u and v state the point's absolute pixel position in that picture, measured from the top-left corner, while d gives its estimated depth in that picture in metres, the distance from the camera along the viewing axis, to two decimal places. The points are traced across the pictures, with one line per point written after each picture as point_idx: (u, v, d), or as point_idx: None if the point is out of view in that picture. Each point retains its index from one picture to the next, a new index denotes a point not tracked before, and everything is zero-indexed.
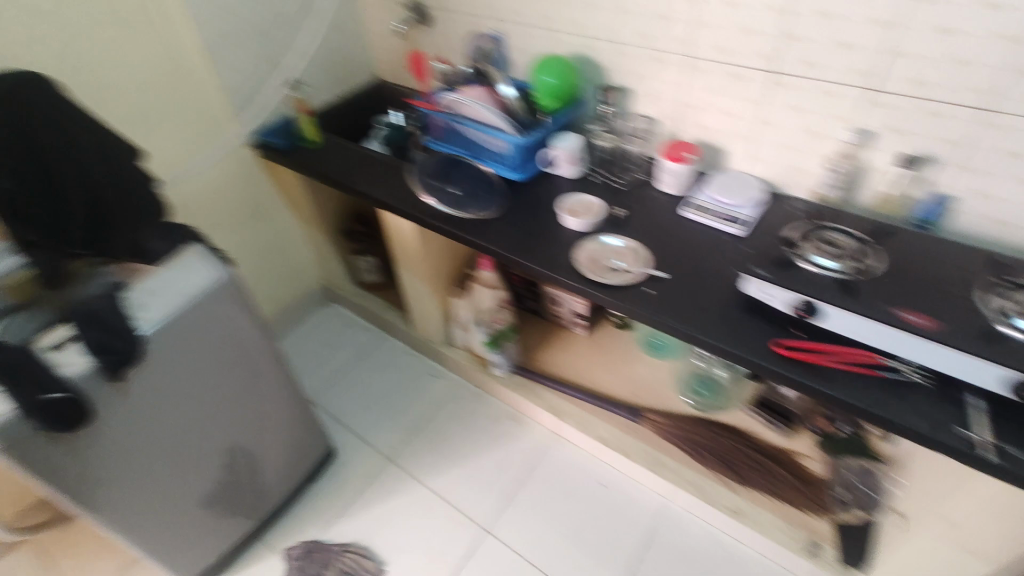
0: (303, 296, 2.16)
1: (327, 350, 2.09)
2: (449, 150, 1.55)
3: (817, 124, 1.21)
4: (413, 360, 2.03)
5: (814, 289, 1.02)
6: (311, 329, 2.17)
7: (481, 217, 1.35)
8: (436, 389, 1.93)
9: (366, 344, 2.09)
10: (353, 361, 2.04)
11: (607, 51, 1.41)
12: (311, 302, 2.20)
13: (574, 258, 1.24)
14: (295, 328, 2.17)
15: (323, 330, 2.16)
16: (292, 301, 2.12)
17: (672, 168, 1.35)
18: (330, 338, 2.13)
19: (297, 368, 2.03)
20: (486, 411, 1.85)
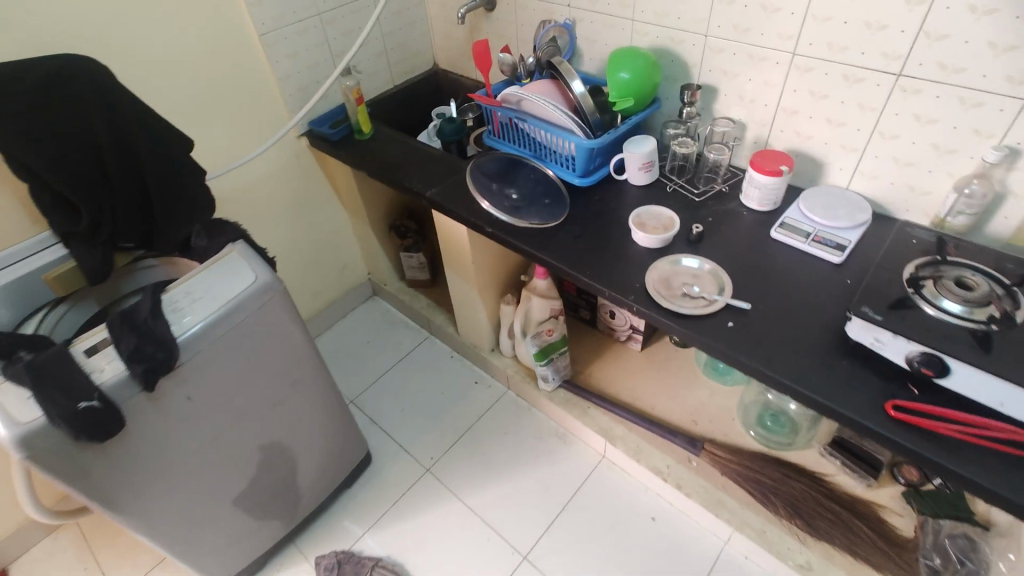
0: (348, 291, 2.11)
1: (368, 348, 2.04)
2: (510, 148, 1.44)
3: (943, 137, 1.04)
4: (454, 364, 1.95)
5: (937, 338, 0.86)
6: (353, 325, 2.12)
7: (541, 226, 1.23)
8: (478, 398, 1.85)
9: (408, 345, 2.03)
10: (393, 361, 1.98)
11: (693, 45, 1.26)
12: (356, 297, 2.15)
13: (647, 280, 1.10)
14: (337, 323, 2.12)
15: (365, 327, 2.11)
16: (336, 295, 2.07)
17: (760, 181, 1.19)
18: (371, 336, 2.07)
19: (337, 365, 1.98)
20: (530, 426, 1.75)
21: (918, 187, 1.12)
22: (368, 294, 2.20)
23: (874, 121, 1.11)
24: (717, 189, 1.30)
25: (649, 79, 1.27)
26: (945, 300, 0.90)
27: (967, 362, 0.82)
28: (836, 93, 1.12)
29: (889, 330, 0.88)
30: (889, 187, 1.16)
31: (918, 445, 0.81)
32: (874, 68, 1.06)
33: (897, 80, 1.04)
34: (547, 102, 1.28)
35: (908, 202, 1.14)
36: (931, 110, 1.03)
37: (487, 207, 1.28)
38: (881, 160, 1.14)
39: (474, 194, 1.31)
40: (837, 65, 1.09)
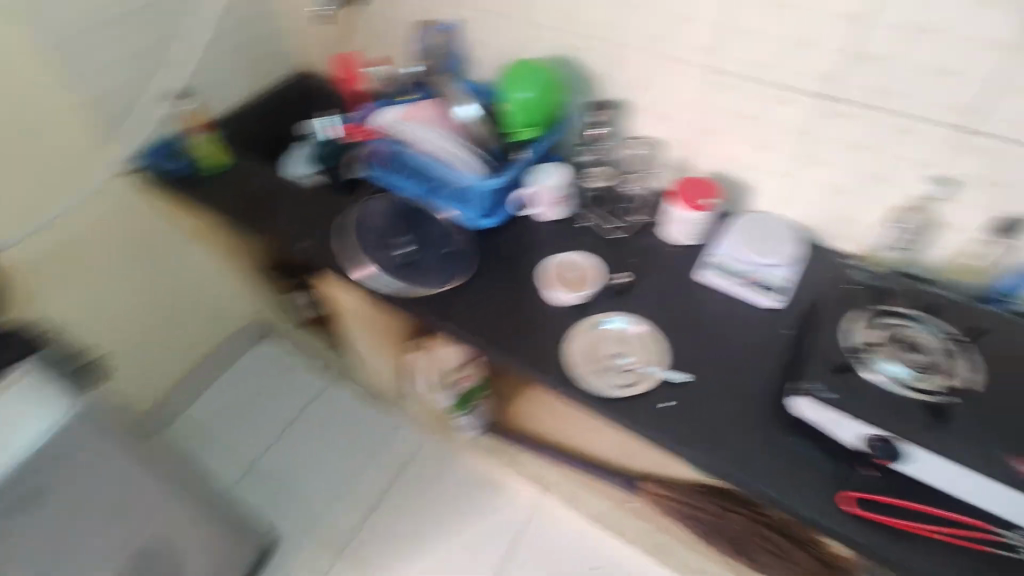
0: (227, 336, 1.78)
1: (260, 402, 1.74)
2: (391, 180, 1.17)
3: (879, 165, 0.93)
4: (365, 412, 1.72)
5: (895, 417, 0.76)
6: (239, 376, 1.80)
7: (443, 290, 1.03)
8: (394, 450, 1.64)
9: (309, 394, 1.76)
10: (293, 417, 1.72)
11: (601, 54, 1.07)
12: (240, 343, 1.83)
13: (567, 355, 0.94)
14: (220, 377, 1.79)
15: (255, 377, 1.79)
16: (212, 344, 1.75)
17: (687, 217, 1.05)
18: (263, 387, 1.78)
19: (224, 428, 1.69)
20: (455, 477, 1.58)
21: (851, 215, 1.02)
22: (256, 336, 1.86)
23: (803, 145, 0.98)
24: (639, 221, 1.14)
25: (555, 99, 1.08)
26: (892, 367, 0.81)
27: (927, 447, 0.73)
28: (764, 113, 0.98)
29: (846, 411, 0.77)
30: (821, 214, 1.05)
31: (883, 547, 0.73)
32: (804, 88, 0.92)
33: (829, 103, 0.91)
34: (433, 132, 1.07)
35: (841, 230, 1.04)
36: (865, 135, 0.92)
37: (369, 280, 1.04)
38: (812, 186, 1.02)
39: (351, 264, 1.07)
40: (764, 83, 0.95)
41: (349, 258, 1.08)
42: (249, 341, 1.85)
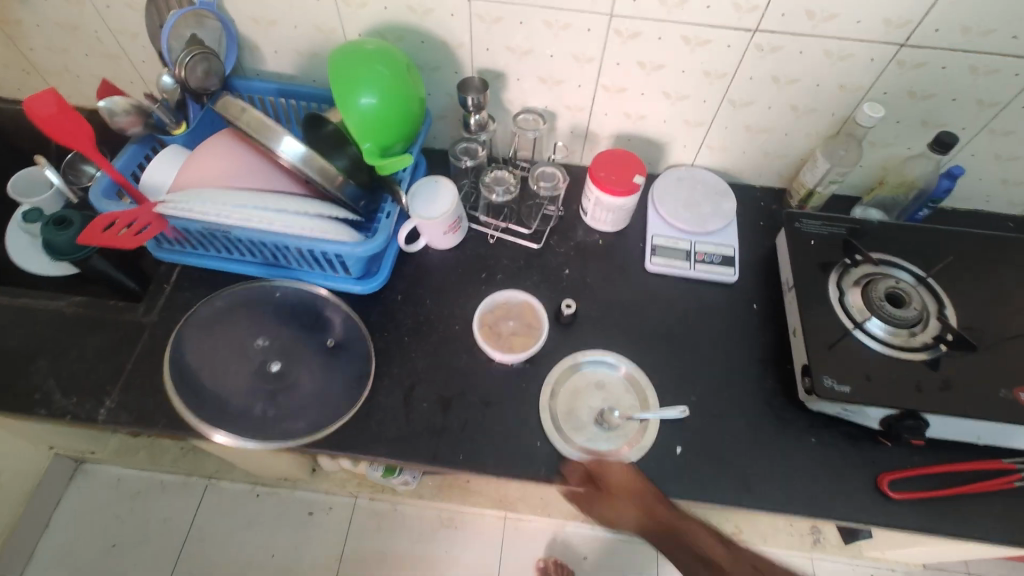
0: (29, 495, 1.26)
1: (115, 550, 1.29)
2: (216, 263, 0.81)
3: (806, 98, 0.81)
4: (268, 503, 1.37)
5: (907, 389, 0.71)
6: (70, 533, 1.31)
7: (355, 409, 0.74)
8: (323, 534, 1.34)
9: (183, 513, 1.34)
10: (173, 549, 1.31)
11: (451, 15, 0.76)
12: (48, 494, 1.30)
13: (547, 431, 0.74)
14: (38, 545, 1.29)
15: (93, 524, 1.32)
16: (11, 518, 1.22)
17: (615, 204, 0.85)
18: (112, 532, 1.31)
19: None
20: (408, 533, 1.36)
21: (773, 152, 0.91)
22: (69, 471, 1.35)
23: (723, 88, 0.81)
24: (552, 217, 0.92)
25: (408, 90, 0.74)
26: (889, 330, 0.74)
27: (944, 412, 0.70)
28: (675, 61, 0.78)
29: (869, 404, 0.70)
30: (740, 155, 0.92)
31: (929, 524, 0.70)
32: (725, 24, 0.72)
33: (752, 38, 0.73)
34: (235, 205, 0.66)
35: (761, 167, 0.94)
36: (793, 68, 0.77)
37: (240, 443, 0.70)
38: (732, 130, 0.88)
39: (198, 426, 0.71)
40: (672, 26, 0.73)
41: (187, 415, 0.72)
42: (58, 488, 1.33)
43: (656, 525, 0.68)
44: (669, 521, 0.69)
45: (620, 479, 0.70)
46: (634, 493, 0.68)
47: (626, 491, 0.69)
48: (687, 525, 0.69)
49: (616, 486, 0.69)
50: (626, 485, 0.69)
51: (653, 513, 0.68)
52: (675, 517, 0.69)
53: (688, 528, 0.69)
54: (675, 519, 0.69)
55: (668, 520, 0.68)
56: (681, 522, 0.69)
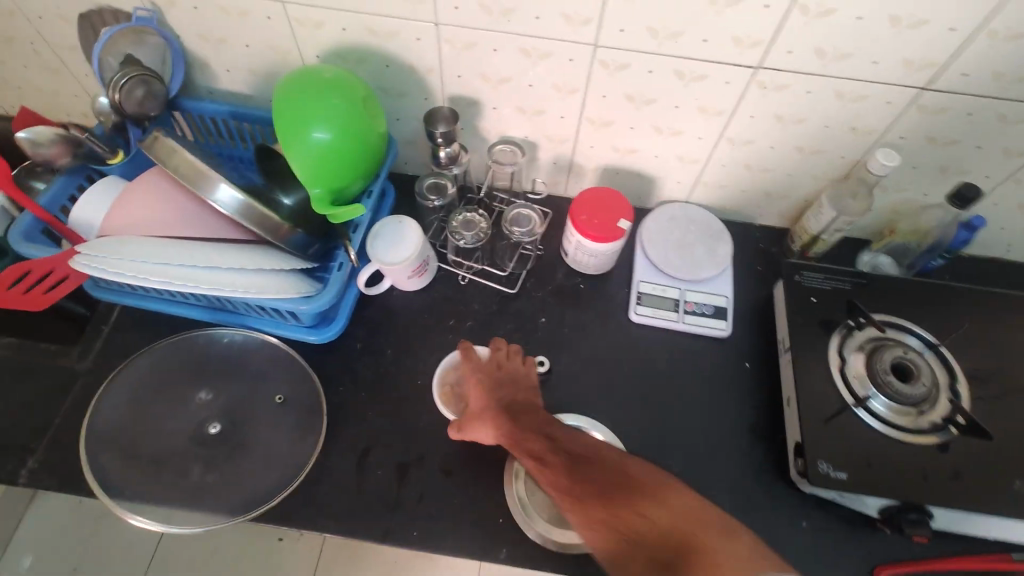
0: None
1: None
2: (158, 306, 0.72)
3: (813, 139, 0.72)
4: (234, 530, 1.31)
5: (910, 476, 0.64)
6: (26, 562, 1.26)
7: (301, 476, 0.68)
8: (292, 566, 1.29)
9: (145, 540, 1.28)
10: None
11: (417, 39, 0.67)
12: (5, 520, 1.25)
13: (512, 507, 0.68)
14: None
15: (52, 550, 1.27)
16: None
17: (596, 250, 0.77)
18: (70, 562, 1.26)
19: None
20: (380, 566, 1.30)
21: (775, 192, 0.82)
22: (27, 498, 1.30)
23: (720, 126, 0.72)
24: (530, 257, 0.85)
25: (371, 132, 0.67)
26: (895, 409, 0.67)
27: (950, 504, 0.63)
28: (668, 95, 0.69)
29: (866, 493, 0.64)
30: (740, 194, 0.84)
31: None
32: (722, 60, 0.64)
33: (754, 75, 0.65)
34: (161, 263, 0.59)
35: (761, 207, 0.86)
36: (800, 108, 0.68)
37: (165, 527, 0.64)
38: (730, 169, 0.79)
39: (114, 507, 0.64)
40: (663, 59, 0.65)
41: (104, 499, 0.64)
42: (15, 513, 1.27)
43: (503, 416, 0.62)
44: (521, 416, 0.61)
45: (477, 374, 0.69)
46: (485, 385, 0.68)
47: (480, 379, 0.68)
48: (551, 431, 0.58)
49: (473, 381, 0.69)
50: (484, 382, 0.68)
51: (503, 403, 0.64)
52: (529, 418, 0.60)
53: (547, 433, 0.57)
54: (527, 415, 0.61)
55: (522, 424, 0.59)
56: (535, 422, 0.59)
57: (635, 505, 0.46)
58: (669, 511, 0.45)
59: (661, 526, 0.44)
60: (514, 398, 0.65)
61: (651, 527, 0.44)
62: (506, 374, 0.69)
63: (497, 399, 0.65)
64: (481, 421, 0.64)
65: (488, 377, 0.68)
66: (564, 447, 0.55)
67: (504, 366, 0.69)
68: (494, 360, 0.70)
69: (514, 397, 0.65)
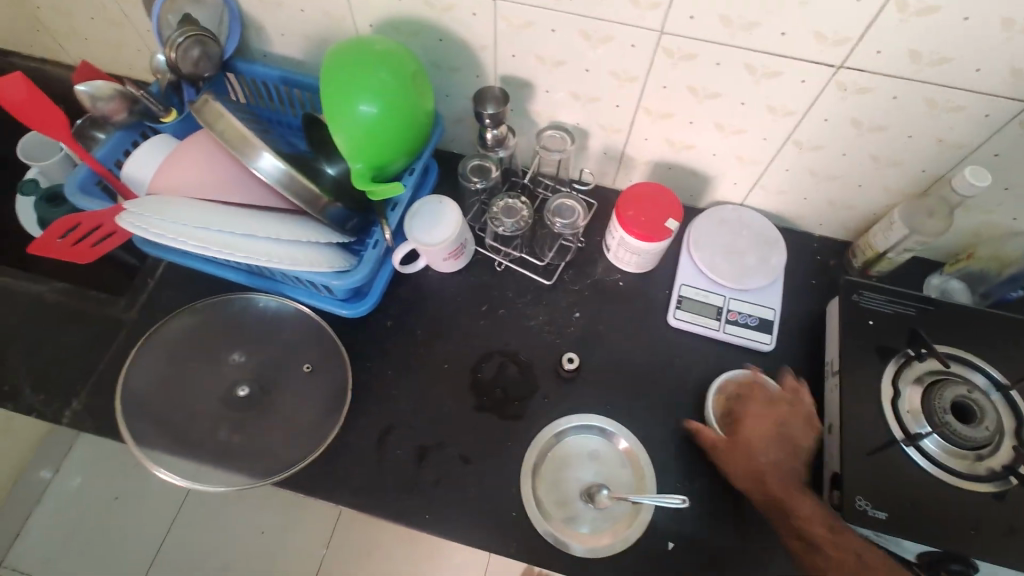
0: (21, 468, 1.22)
1: (101, 528, 1.25)
2: (199, 265, 0.72)
3: (892, 149, 0.66)
4: (256, 493, 1.29)
5: (958, 525, 0.59)
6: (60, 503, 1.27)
7: (322, 448, 0.68)
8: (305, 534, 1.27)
9: (172, 495, 1.28)
10: (156, 539, 1.25)
11: (473, 14, 0.64)
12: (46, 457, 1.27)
13: (526, 501, 0.67)
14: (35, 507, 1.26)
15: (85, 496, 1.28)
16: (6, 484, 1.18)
17: (640, 248, 0.73)
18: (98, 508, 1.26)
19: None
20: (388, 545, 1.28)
21: (841, 203, 0.76)
22: (65, 445, 1.30)
23: (790, 127, 0.67)
24: (569, 249, 0.82)
25: (418, 110, 0.65)
26: (949, 451, 0.62)
27: (1000, 560, 0.58)
28: (735, 91, 0.64)
29: (905, 537, 0.59)
30: (802, 201, 0.78)
31: None
32: (801, 57, 0.58)
33: (834, 75, 0.59)
34: (201, 227, 0.59)
35: (823, 217, 0.80)
36: (883, 114, 0.62)
37: (189, 484, 0.65)
38: (795, 173, 0.74)
39: (143, 458, 0.66)
40: (735, 51, 0.60)
41: (135, 449, 0.66)
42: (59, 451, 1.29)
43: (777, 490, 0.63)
44: (782, 477, 0.64)
45: (767, 418, 0.67)
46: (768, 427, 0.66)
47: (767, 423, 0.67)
48: (797, 504, 0.62)
49: (752, 416, 0.68)
50: (774, 426, 0.67)
51: (766, 460, 0.65)
52: (787, 482, 0.63)
53: (794, 508, 0.61)
54: (799, 488, 0.63)
55: (773, 487, 0.63)
56: (795, 493, 0.63)
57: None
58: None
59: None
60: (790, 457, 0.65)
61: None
62: (789, 434, 0.67)
63: (763, 452, 0.65)
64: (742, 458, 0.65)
65: (778, 430, 0.66)
66: (817, 525, 0.60)
67: (803, 425, 0.67)
68: (797, 418, 0.68)
69: (788, 458, 0.65)
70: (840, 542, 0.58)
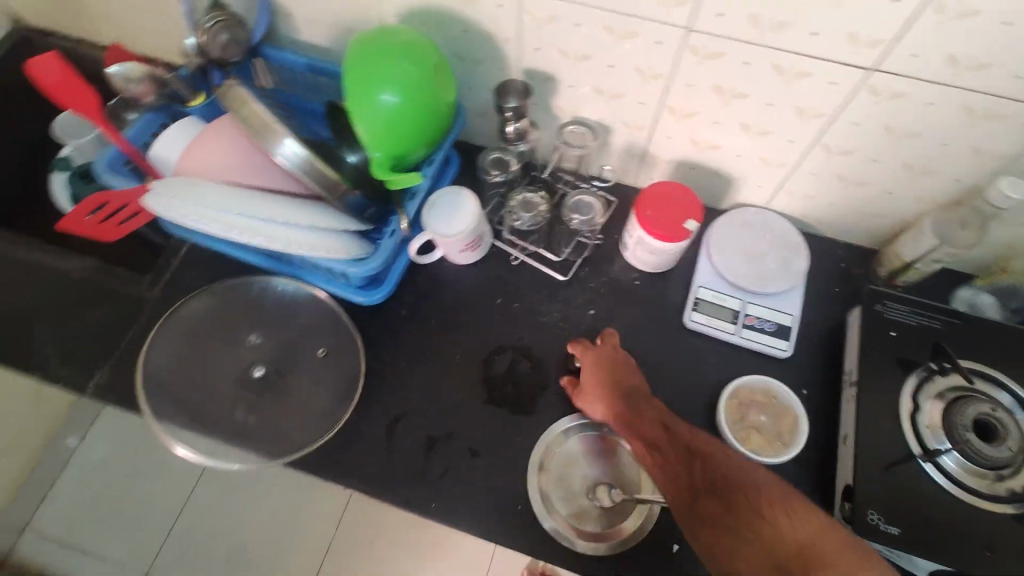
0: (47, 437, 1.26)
1: (122, 498, 1.29)
2: (221, 247, 0.73)
3: (925, 156, 0.64)
4: (269, 474, 1.32)
5: (974, 546, 0.58)
6: (86, 471, 1.31)
7: (334, 432, 0.69)
8: (316, 518, 1.28)
9: (190, 471, 1.31)
10: (173, 512, 1.28)
11: (497, 6, 0.64)
12: (75, 427, 1.31)
13: (531, 497, 0.67)
14: (64, 473, 1.30)
15: (108, 466, 1.31)
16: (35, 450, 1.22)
17: (657, 248, 0.72)
18: (122, 479, 1.30)
19: (88, 546, 1.25)
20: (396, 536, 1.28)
21: (869, 210, 0.74)
22: (91, 415, 1.34)
23: (818, 130, 0.65)
24: (587, 246, 0.81)
25: (438, 100, 0.65)
26: (967, 468, 0.60)
27: None
28: (762, 92, 0.63)
29: (917, 555, 0.58)
30: (828, 207, 0.76)
31: None
32: (833, 59, 0.57)
33: (866, 78, 0.57)
34: (219, 209, 0.61)
35: (850, 224, 0.78)
36: (916, 119, 0.60)
37: (206, 461, 0.67)
38: (822, 178, 0.72)
39: (162, 435, 0.68)
40: (763, 51, 0.58)
41: (154, 425, 0.68)
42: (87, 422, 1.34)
43: (620, 407, 0.62)
44: (625, 396, 0.63)
45: (601, 353, 0.68)
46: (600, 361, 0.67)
47: (597, 360, 0.67)
48: (637, 415, 0.60)
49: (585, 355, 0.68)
50: (591, 361, 0.67)
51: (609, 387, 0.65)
52: (628, 401, 0.62)
53: (634, 419, 0.60)
54: (637, 400, 0.62)
55: (616, 410, 0.62)
56: (631, 407, 0.61)
57: (768, 515, 0.49)
58: (795, 525, 0.48)
59: (786, 544, 0.47)
60: (611, 390, 0.64)
61: (780, 540, 0.48)
62: (617, 362, 0.67)
63: (604, 380, 0.65)
64: (593, 397, 0.66)
65: (610, 359, 0.67)
66: (659, 433, 0.58)
67: (614, 352, 0.68)
68: (606, 351, 0.68)
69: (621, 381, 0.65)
70: (672, 437, 0.57)
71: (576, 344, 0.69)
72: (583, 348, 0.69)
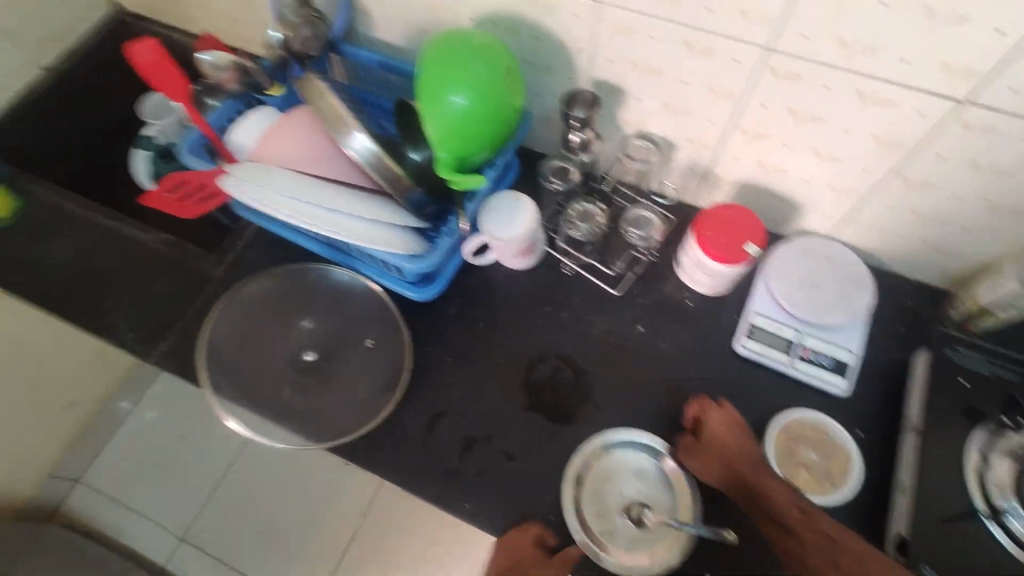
0: (106, 396, 1.33)
1: (168, 462, 1.35)
2: (285, 233, 0.76)
3: (1015, 196, 0.60)
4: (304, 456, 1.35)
5: None
6: (137, 431, 1.37)
7: (376, 422, 0.71)
8: (345, 504, 1.31)
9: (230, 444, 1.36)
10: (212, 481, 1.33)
11: (574, 15, 0.64)
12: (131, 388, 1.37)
13: (563, 507, 0.66)
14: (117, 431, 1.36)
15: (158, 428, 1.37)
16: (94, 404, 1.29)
17: (715, 269, 0.71)
18: (169, 442, 1.36)
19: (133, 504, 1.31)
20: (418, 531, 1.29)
21: (945, 248, 0.70)
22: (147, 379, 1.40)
23: (897, 161, 0.62)
24: (640, 261, 0.80)
25: (508, 105, 0.65)
26: None
27: None
28: (840, 117, 0.61)
29: None
30: (899, 241, 0.73)
31: None
32: (923, 88, 0.54)
33: (957, 110, 0.55)
34: (290, 197, 0.63)
35: (921, 261, 0.74)
36: (1009, 157, 0.57)
37: (254, 436, 0.69)
38: (896, 211, 0.69)
39: (216, 406, 0.71)
40: (847, 76, 0.56)
41: (209, 396, 0.71)
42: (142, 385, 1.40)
43: (746, 477, 0.62)
44: (751, 465, 0.62)
45: (725, 417, 0.66)
46: (725, 425, 0.66)
47: (721, 422, 0.66)
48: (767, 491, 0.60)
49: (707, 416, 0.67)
50: (716, 421, 0.66)
51: (732, 452, 0.64)
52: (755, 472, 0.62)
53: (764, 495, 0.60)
54: (761, 474, 0.61)
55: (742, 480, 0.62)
56: (756, 478, 0.61)
57: None
58: None
59: None
60: (732, 458, 0.63)
61: None
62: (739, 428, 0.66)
63: (728, 444, 0.64)
64: (711, 459, 0.65)
65: (732, 424, 0.66)
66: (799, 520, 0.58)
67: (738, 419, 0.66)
68: (730, 414, 0.67)
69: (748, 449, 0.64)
70: (811, 525, 0.57)
71: (697, 402, 0.68)
72: (705, 407, 0.68)
